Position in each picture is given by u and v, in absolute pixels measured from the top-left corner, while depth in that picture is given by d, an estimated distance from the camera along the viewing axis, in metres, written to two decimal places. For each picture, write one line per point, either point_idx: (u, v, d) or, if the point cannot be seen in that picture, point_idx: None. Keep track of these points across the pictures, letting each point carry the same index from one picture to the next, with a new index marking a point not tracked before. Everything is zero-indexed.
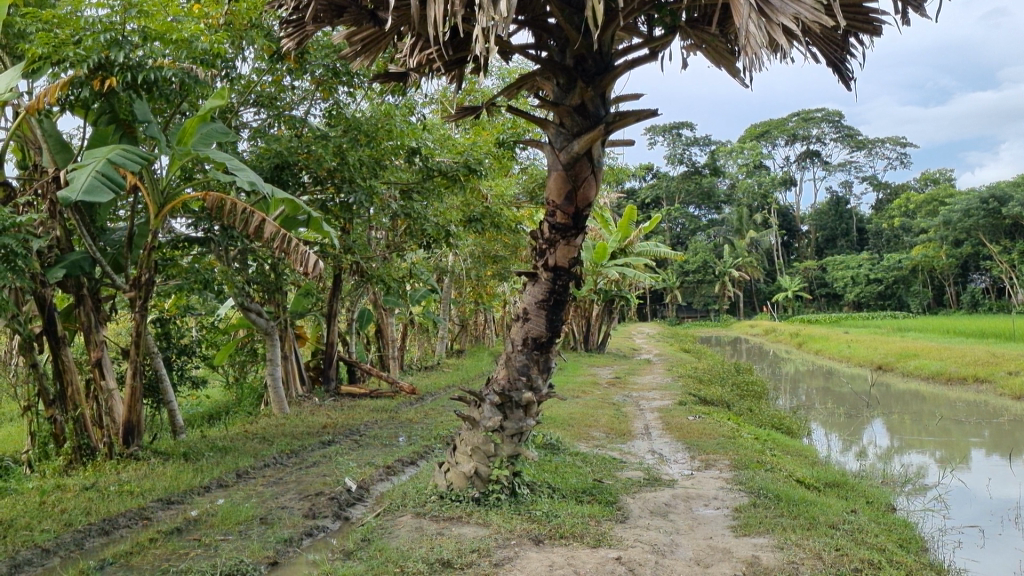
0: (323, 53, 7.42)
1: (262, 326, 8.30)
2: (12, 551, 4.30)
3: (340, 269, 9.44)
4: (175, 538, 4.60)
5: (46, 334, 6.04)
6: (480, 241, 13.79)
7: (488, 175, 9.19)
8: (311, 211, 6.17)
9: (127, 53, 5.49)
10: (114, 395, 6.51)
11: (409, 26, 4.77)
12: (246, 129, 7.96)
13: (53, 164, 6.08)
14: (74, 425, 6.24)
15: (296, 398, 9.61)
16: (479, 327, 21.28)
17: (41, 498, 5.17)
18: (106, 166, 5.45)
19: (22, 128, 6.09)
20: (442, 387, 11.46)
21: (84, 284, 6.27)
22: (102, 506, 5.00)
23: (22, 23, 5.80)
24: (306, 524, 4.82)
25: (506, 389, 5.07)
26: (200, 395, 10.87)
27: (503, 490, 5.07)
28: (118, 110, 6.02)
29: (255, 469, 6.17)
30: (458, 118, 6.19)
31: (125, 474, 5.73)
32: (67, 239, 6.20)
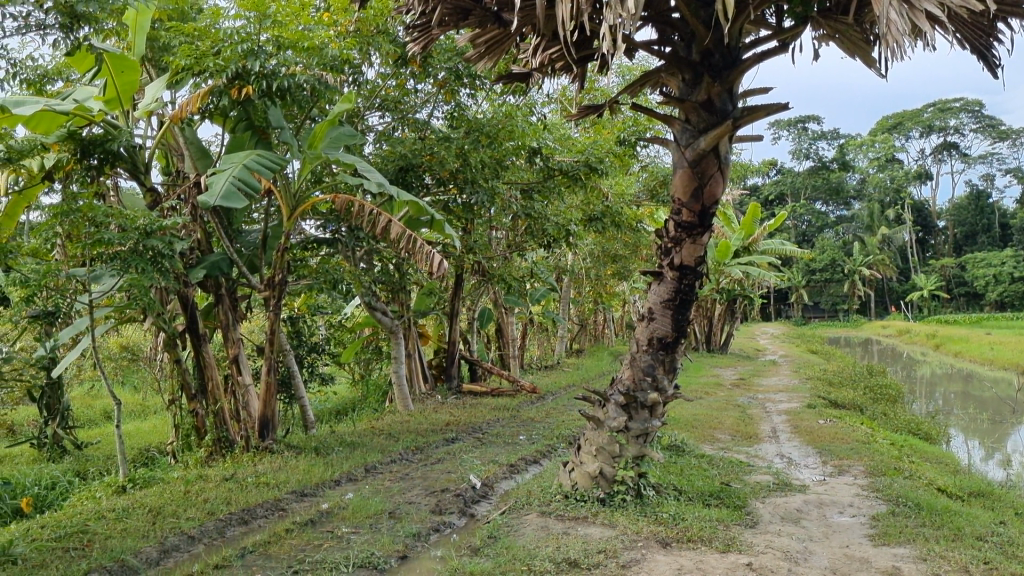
0: (446, 56, 7.52)
1: (388, 324, 8.54)
2: (161, 537, 4.56)
3: (462, 269, 9.61)
4: (309, 529, 4.76)
5: (188, 331, 6.34)
6: (600, 241, 13.76)
7: (609, 174, 9.14)
8: (435, 213, 6.32)
9: (263, 62, 5.69)
10: (250, 391, 6.80)
11: (534, 26, 4.78)
12: (370, 132, 8.17)
13: (195, 171, 6.45)
14: (214, 419, 6.55)
15: (420, 395, 9.82)
16: (598, 326, 21.22)
17: (186, 487, 5.45)
18: (243, 171, 5.69)
19: (166, 136, 6.46)
20: (562, 386, 11.48)
21: (223, 284, 6.57)
22: (241, 497, 5.23)
23: (166, 37, 6.14)
24: (434, 519, 4.89)
25: (631, 389, 5.04)
26: (328, 391, 11.24)
27: (629, 491, 5.02)
28: (254, 117, 6.29)
29: (383, 464, 6.32)
30: (580, 117, 6.14)
31: (262, 466, 5.98)
32: (207, 240, 6.50)
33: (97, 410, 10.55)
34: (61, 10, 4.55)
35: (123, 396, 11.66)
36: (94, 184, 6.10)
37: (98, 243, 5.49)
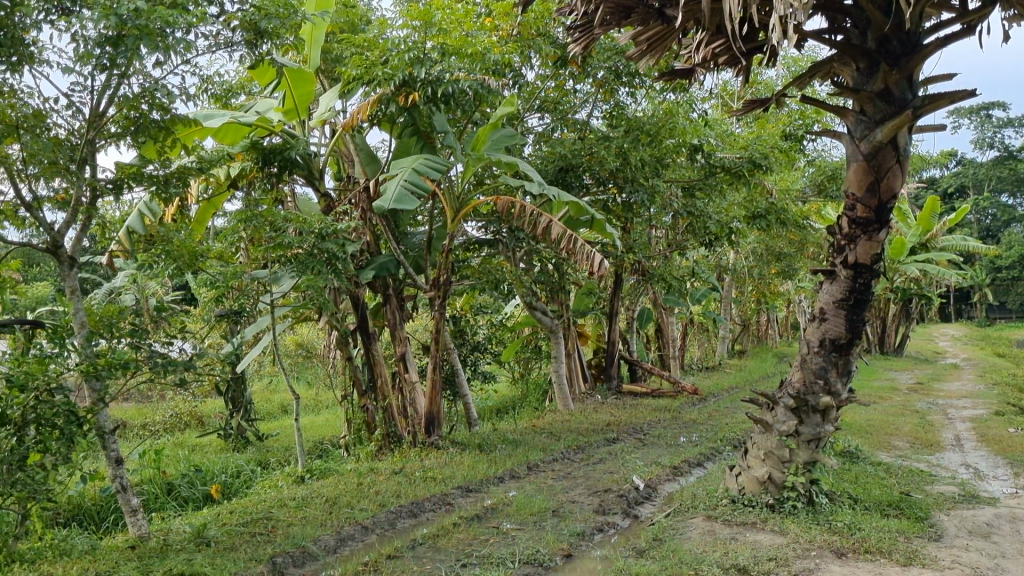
0: (605, 55, 7.56)
1: (548, 324, 8.66)
2: (338, 526, 4.79)
3: (621, 268, 9.60)
4: (475, 524, 4.87)
5: (359, 330, 6.69)
6: (764, 239, 13.39)
7: (773, 170, 8.86)
8: (595, 212, 6.33)
9: (428, 69, 5.88)
10: (416, 388, 7.07)
11: (699, 21, 4.68)
12: (529, 134, 8.29)
13: (363, 175, 6.77)
14: (383, 414, 6.88)
15: (580, 395, 9.87)
16: (762, 327, 20.60)
17: (359, 479, 5.71)
18: (413, 174, 5.92)
19: (338, 143, 6.83)
20: (725, 388, 11.23)
21: (391, 284, 6.88)
22: (411, 490, 5.42)
23: (339, 49, 6.48)
24: (598, 519, 4.90)
25: (802, 392, 4.86)
26: (489, 389, 11.48)
27: (800, 498, 4.84)
28: (420, 122, 6.49)
29: (545, 462, 6.39)
30: (744, 111, 5.96)
31: (429, 461, 6.18)
32: (376, 242, 6.80)
33: (277, 404, 11.21)
34: (247, 28, 4.87)
35: (300, 392, 12.33)
36: (273, 191, 6.51)
37: (279, 246, 5.84)
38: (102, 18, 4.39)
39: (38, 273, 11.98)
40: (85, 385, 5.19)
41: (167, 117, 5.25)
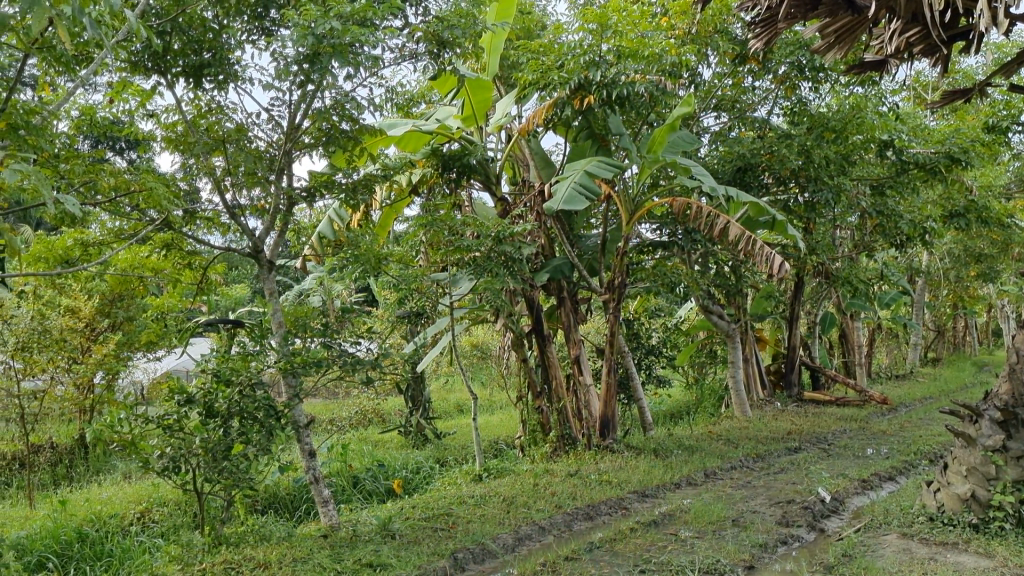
0: (787, 50, 7.37)
1: (724, 328, 8.50)
2: (515, 525, 4.88)
3: (803, 270, 9.28)
4: (652, 530, 4.82)
5: (534, 331, 6.94)
6: (962, 239, 12.56)
7: (974, 165, 8.29)
8: (775, 212, 6.13)
9: (603, 72, 6.02)
10: (591, 392, 7.21)
11: (893, 9, 4.42)
12: (705, 133, 8.18)
13: (538, 179, 6.95)
14: (558, 416, 7.06)
15: (758, 401, 9.61)
16: (960, 334, 19.24)
17: (536, 479, 5.81)
18: (583, 176, 5.98)
19: (513, 148, 7.12)
20: (918, 398, 10.58)
21: (565, 287, 7.08)
22: (587, 493, 5.45)
23: (516, 55, 6.71)
24: (781, 531, 4.73)
25: (1012, 403, 4.53)
26: (662, 393, 11.38)
27: (1008, 519, 4.47)
28: (595, 125, 6.66)
29: (723, 470, 6.24)
30: (944, 102, 5.57)
31: (604, 465, 6.20)
32: (550, 245, 7.02)
33: (452, 403, 11.55)
34: (429, 39, 5.05)
35: (474, 392, 12.65)
36: (451, 196, 6.76)
37: (457, 249, 6.12)
38: (300, 38, 4.69)
39: (238, 276, 12.92)
40: (282, 381, 5.55)
41: (355, 128, 5.56)
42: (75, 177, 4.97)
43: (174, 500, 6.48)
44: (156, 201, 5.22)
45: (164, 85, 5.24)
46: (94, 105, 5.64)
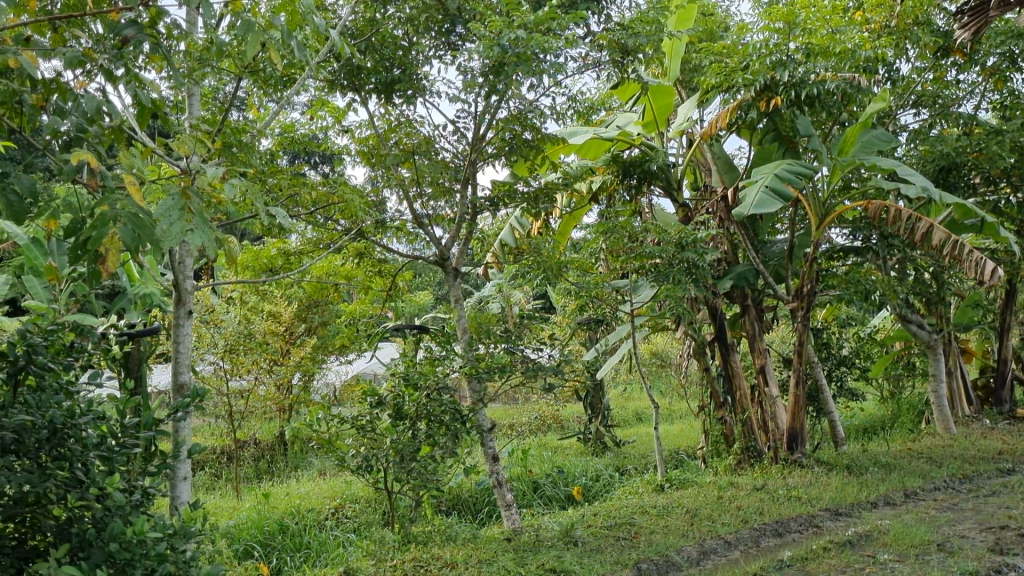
0: (997, 40, 6.96)
1: (925, 339, 7.99)
2: (700, 538, 4.79)
3: (1015, 277, 8.63)
4: (848, 550, 4.58)
5: (717, 340, 7.11)
6: None
7: None
8: (983, 213, 5.71)
9: (791, 71, 6.05)
10: (777, 403, 7.27)
11: None
12: (903, 132, 7.74)
13: (722, 184, 6.97)
14: (742, 427, 7.21)
15: (963, 418, 9.00)
16: None
17: (720, 493, 5.72)
18: (774, 181, 6.01)
19: (695, 152, 7.25)
20: None
21: (749, 294, 7.16)
22: (775, 508, 5.30)
23: (700, 58, 6.72)
24: (994, 559, 4.36)
25: None
26: (854, 408, 10.88)
27: None
28: (782, 127, 6.71)
29: (925, 490, 5.86)
30: None
31: (793, 480, 6.00)
32: (733, 251, 7.08)
33: (630, 412, 11.48)
34: (612, 46, 5.10)
35: (653, 402, 12.55)
36: (631, 203, 6.81)
37: (639, 255, 6.31)
38: (487, 50, 4.85)
39: (424, 282, 13.43)
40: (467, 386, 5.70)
41: (537, 136, 5.72)
42: (280, 190, 5.35)
43: (365, 497, 6.80)
44: (352, 211, 5.59)
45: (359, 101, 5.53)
46: (296, 123, 6.05)
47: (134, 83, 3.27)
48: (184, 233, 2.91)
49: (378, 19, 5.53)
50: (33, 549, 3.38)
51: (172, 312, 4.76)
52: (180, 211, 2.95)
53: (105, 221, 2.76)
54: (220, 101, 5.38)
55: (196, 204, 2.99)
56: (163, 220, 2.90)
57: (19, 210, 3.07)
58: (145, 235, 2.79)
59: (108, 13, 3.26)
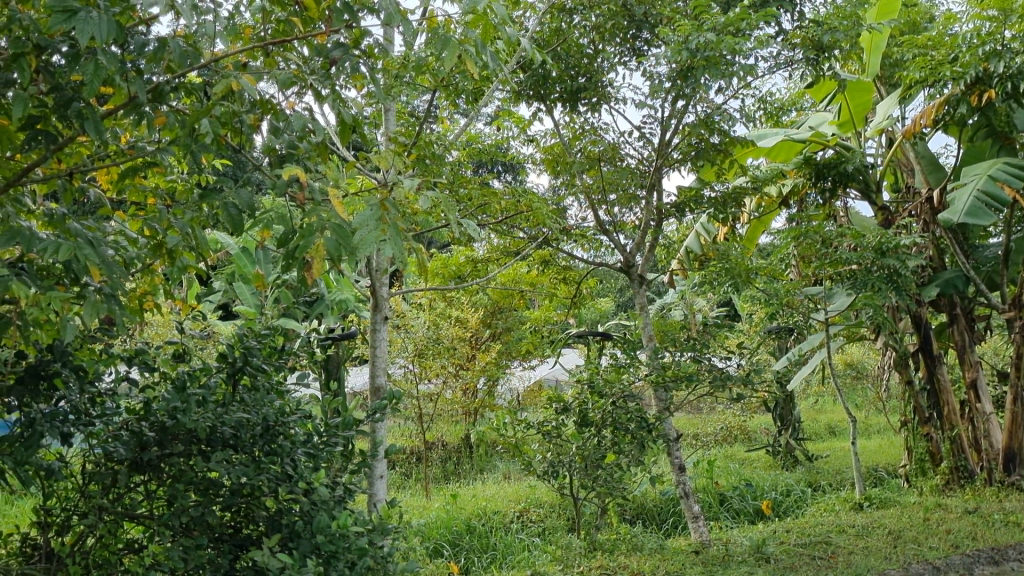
0: None
1: None
2: (905, 562, 4.50)
3: None
4: None
5: (921, 352, 7.17)
6: None
7: None
8: None
9: (1007, 61, 5.68)
10: (990, 420, 7.23)
11: None
12: None
13: (926, 184, 6.78)
14: (951, 446, 7.21)
15: None
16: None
17: (926, 514, 5.41)
18: (986, 182, 6.05)
19: (897, 152, 6.99)
20: None
21: (958, 303, 7.13)
22: (990, 535, 4.95)
23: (901, 52, 6.42)
24: None
25: None
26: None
27: None
28: (997, 123, 6.30)
29: None
30: None
31: (1009, 504, 5.59)
32: (939, 257, 6.85)
33: (822, 424, 11.01)
34: (807, 44, 4.97)
35: (850, 414, 11.99)
36: (825, 206, 6.54)
37: (833, 262, 6.09)
38: (674, 54, 4.87)
39: (606, 289, 13.47)
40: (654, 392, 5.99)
41: (726, 140, 5.70)
42: (470, 200, 5.51)
43: (549, 501, 6.92)
44: (539, 219, 5.77)
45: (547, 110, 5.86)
46: (483, 134, 6.27)
47: (338, 101, 3.46)
48: (379, 242, 2.99)
49: (564, 29, 5.79)
50: (247, 537, 3.61)
51: (369, 318, 5.03)
52: (377, 221, 3.03)
53: (311, 230, 3.02)
54: (414, 116, 5.67)
55: (392, 215, 3.07)
56: (361, 228, 3.00)
57: (239, 223, 3.33)
58: (345, 245, 2.99)
59: (317, 37, 3.49)
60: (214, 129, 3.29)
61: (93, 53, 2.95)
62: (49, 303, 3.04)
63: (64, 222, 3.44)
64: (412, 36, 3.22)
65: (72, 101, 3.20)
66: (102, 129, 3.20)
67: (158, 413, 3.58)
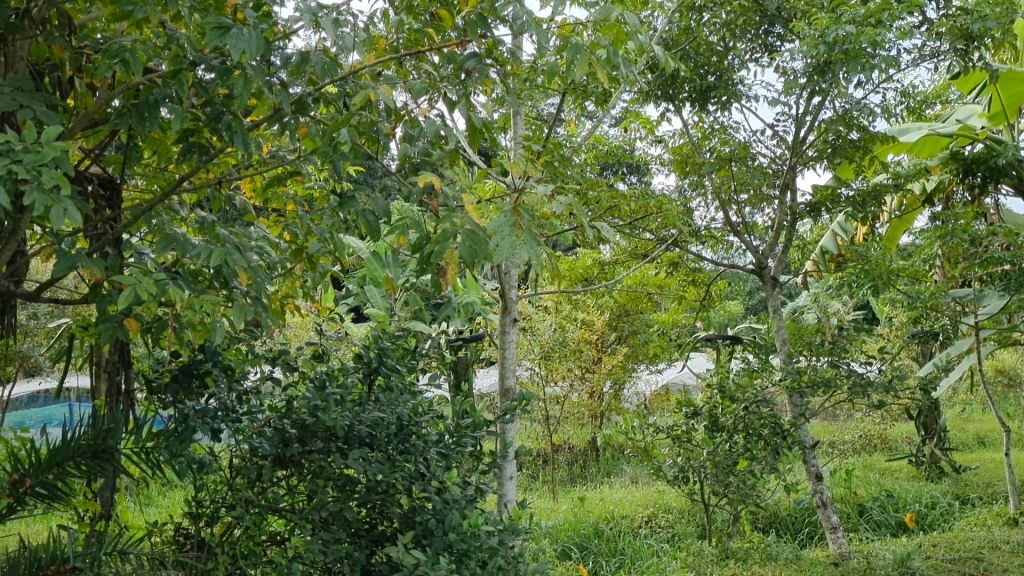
0: None
1: None
2: None
3: None
4: None
5: None
6: None
7: None
8: None
9: None
10: None
11: None
12: None
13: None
14: None
15: None
16: None
17: None
18: None
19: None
20: None
21: None
22: None
23: None
24: None
25: None
26: None
27: None
28: None
29: None
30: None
31: None
32: None
33: (970, 434, 10.49)
34: (955, 34, 4.77)
35: (1001, 424, 11.37)
36: (973, 203, 6.20)
37: (983, 261, 5.78)
38: (811, 47, 4.89)
39: (736, 292, 13.29)
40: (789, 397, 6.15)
41: (865, 136, 5.69)
42: (600, 203, 5.48)
43: (680, 507, 6.89)
44: (669, 220, 5.79)
45: (677, 108, 6.27)
46: (610, 136, 6.28)
47: (469, 106, 3.49)
48: (515, 249, 3.03)
49: (693, 26, 6.17)
50: (382, 533, 3.68)
51: (499, 321, 5.10)
52: (511, 227, 3.08)
53: (446, 236, 3.03)
54: (542, 121, 5.74)
55: (526, 221, 3.10)
56: (496, 235, 3.05)
57: (375, 228, 3.42)
58: (480, 249, 3.00)
59: (451, 45, 3.55)
60: (352, 137, 3.38)
61: (242, 68, 3.09)
62: (202, 306, 3.21)
63: (214, 228, 3.61)
64: (546, 42, 3.23)
65: (222, 114, 3.36)
66: (249, 141, 3.36)
67: (299, 411, 3.73)
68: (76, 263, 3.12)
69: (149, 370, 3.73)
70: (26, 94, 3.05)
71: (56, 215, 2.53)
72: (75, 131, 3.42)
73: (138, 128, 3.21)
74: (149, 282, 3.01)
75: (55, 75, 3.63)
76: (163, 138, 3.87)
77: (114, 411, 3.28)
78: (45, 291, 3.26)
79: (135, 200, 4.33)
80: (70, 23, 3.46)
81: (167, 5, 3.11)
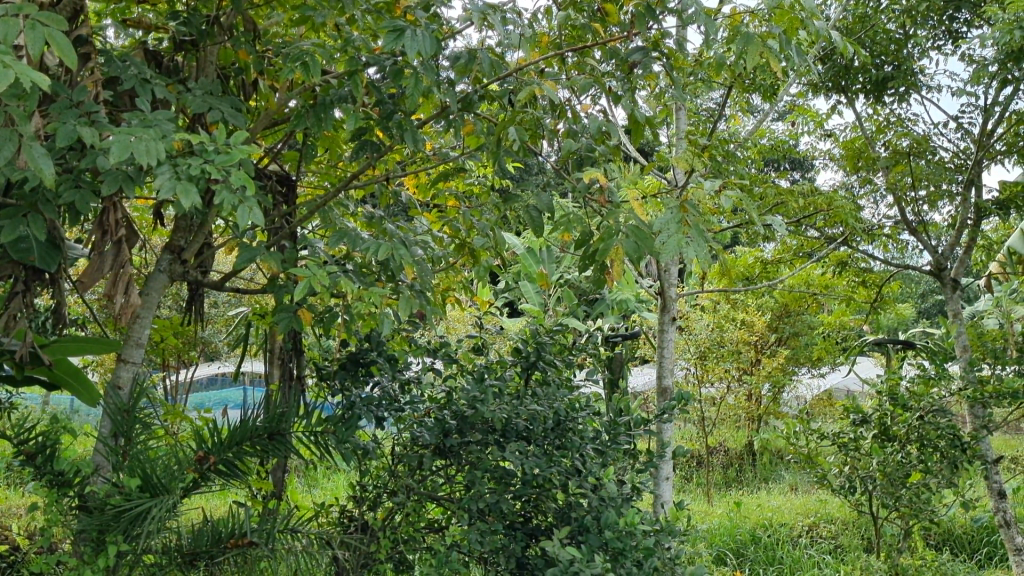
0: None
1: None
2: None
3: None
4: None
5: None
6: None
7: None
8: None
9: None
10: None
11: None
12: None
13: None
14: None
15: None
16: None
17: None
18: None
19: None
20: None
21: None
22: None
23: None
24: None
25: None
26: None
27: None
28: None
29: None
30: None
31: None
32: None
33: None
34: None
35: None
36: None
37: None
38: (1006, 33, 5.04)
39: (906, 293, 12.72)
40: (971, 408, 6.02)
41: None
42: (765, 199, 5.33)
43: (843, 518, 6.71)
44: (840, 218, 5.58)
45: (852, 99, 6.24)
46: (775, 131, 6.12)
47: (632, 102, 3.42)
48: (682, 246, 2.95)
49: (869, 14, 6.04)
50: (537, 527, 3.67)
51: (658, 318, 5.02)
52: (678, 224, 3.00)
53: (610, 233, 2.99)
54: (704, 115, 5.61)
55: (693, 217, 3.02)
56: (663, 233, 2.98)
57: (539, 224, 3.40)
58: (645, 246, 2.96)
59: (616, 41, 3.47)
60: (519, 136, 3.35)
61: (413, 68, 3.14)
62: (371, 298, 3.30)
63: (381, 223, 3.72)
64: (717, 33, 3.10)
65: (393, 113, 3.45)
66: (418, 139, 3.44)
67: (459, 402, 3.77)
68: (257, 255, 3.27)
69: (320, 358, 3.91)
70: (215, 97, 3.23)
71: (242, 213, 2.66)
72: (257, 131, 3.58)
73: (315, 128, 3.33)
74: (323, 274, 3.14)
75: (239, 78, 3.82)
76: (336, 137, 3.99)
77: (285, 395, 3.44)
78: (228, 282, 3.44)
79: (308, 196, 4.51)
80: (254, 28, 3.63)
81: (343, 8, 3.20)
